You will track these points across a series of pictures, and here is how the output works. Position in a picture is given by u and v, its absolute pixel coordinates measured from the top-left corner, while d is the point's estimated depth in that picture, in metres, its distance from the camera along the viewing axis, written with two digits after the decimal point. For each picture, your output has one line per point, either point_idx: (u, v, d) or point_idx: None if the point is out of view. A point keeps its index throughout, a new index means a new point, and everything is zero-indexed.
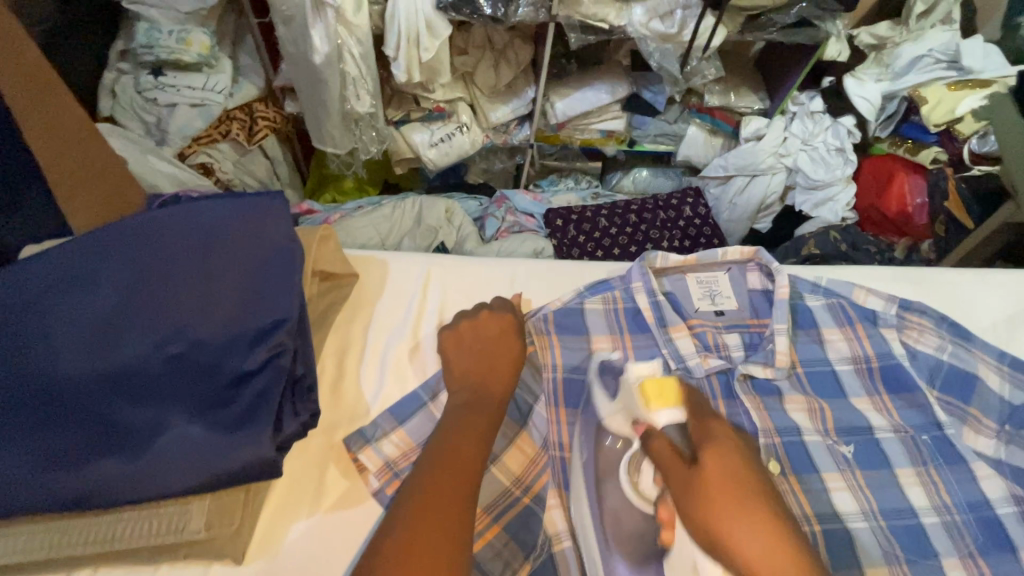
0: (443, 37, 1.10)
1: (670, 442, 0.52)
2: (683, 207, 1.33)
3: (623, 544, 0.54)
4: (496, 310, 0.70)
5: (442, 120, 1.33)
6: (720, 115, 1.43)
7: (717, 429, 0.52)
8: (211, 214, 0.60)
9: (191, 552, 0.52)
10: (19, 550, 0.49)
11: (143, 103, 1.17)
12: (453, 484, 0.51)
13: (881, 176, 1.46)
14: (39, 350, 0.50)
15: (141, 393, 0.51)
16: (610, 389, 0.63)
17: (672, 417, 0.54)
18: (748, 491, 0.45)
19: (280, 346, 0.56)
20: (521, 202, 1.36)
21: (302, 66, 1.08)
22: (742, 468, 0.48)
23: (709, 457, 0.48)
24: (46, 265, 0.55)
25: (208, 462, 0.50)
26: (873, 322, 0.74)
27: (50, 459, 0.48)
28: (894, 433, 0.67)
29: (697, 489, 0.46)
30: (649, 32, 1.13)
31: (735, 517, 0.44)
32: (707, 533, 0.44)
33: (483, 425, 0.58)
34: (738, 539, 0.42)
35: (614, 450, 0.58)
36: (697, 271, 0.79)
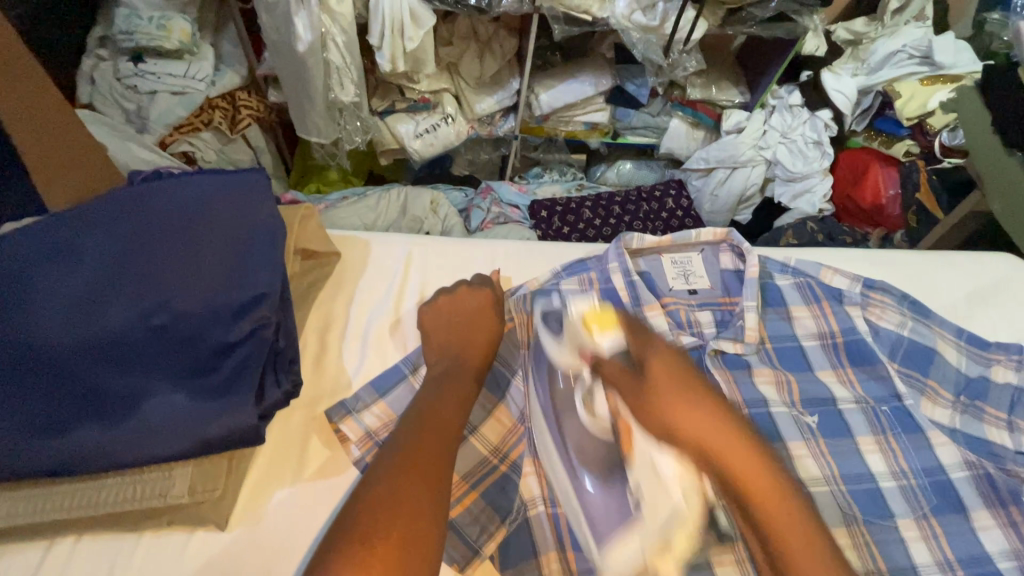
0: (428, 29, 1.11)
1: (619, 364, 0.59)
2: (665, 198, 1.35)
3: (588, 464, 0.58)
4: (474, 287, 0.72)
5: (426, 110, 1.34)
6: (702, 108, 1.45)
7: (656, 346, 0.62)
8: (194, 191, 0.61)
9: (175, 518, 0.53)
10: (3, 515, 0.50)
11: (122, 91, 1.16)
12: (432, 440, 0.54)
13: (857, 169, 1.49)
14: (23, 320, 0.51)
15: (124, 362, 0.52)
16: (553, 329, 0.67)
17: (615, 342, 0.61)
18: (686, 390, 0.57)
19: (263, 319, 0.57)
20: (506, 192, 1.37)
21: (285, 53, 1.09)
22: (677, 371, 0.59)
23: (654, 366, 0.59)
24: (28, 241, 0.56)
25: (191, 428, 0.51)
26: (838, 300, 0.77)
27: (32, 427, 0.49)
28: (856, 404, 0.70)
29: (648, 389, 0.57)
30: (631, 24, 1.15)
31: (681, 407, 0.56)
32: (661, 423, 0.54)
33: (463, 396, 0.61)
34: (683, 423, 0.54)
35: (568, 385, 0.62)
36: (671, 252, 0.81)
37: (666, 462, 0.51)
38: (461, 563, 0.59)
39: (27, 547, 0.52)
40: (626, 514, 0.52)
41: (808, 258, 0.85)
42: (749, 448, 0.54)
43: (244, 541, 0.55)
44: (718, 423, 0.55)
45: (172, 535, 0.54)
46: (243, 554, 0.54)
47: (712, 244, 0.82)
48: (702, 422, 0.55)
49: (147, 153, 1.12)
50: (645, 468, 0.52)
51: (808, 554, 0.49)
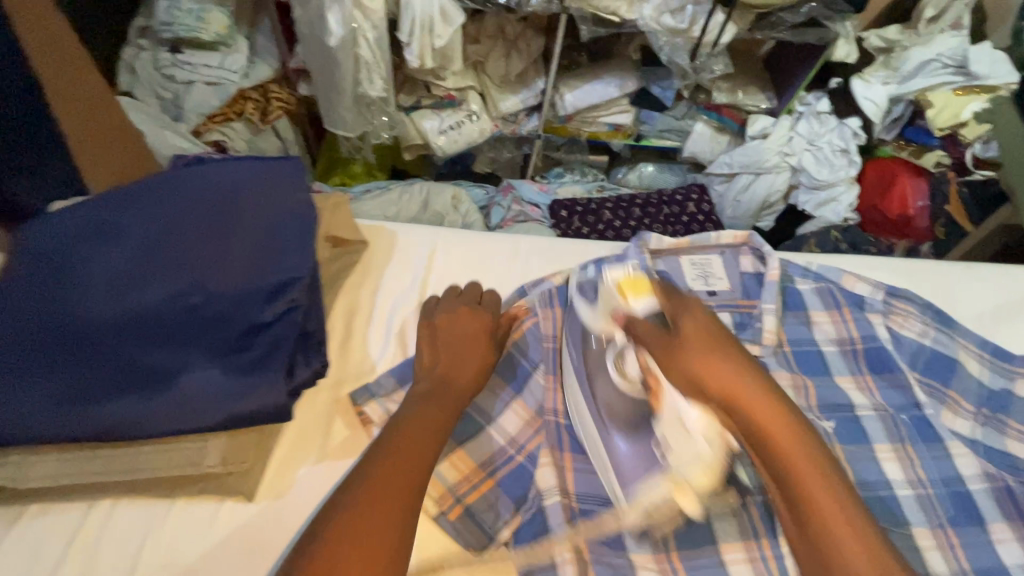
0: (457, 26, 1.13)
1: (650, 325, 0.63)
2: (687, 203, 1.35)
3: (620, 423, 0.64)
4: (477, 310, 0.70)
5: (452, 108, 1.36)
6: (727, 113, 1.47)
7: (690, 304, 0.65)
8: (230, 176, 0.63)
9: (206, 487, 0.56)
10: (49, 475, 0.53)
11: (161, 81, 1.21)
12: (404, 470, 0.51)
13: (885, 176, 1.48)
14: (71, 294, 0.54)
15: (160, 338, 0.54)
16: (591, 297, 0.71)
17: (650, 306, 0.65)
18: (715, 345, 0.60)
19: (295, 302, 0.59)
20: (527, 191, 1.39)
21: (316, 47, 1.12)
22: (709, 329, 0.63)
23: (685, 324, 0.62)
24: (76, 219, 0.59)
25: (226, 404, 0.53)
26: (859, 307, 0.77)
27: (77, 393, 0.51)
28: (875, 411, 0.70)
29: (680, 345, 0.60)
30: (660, 27, 1.16)
31: (705, 360, 0.59)
32: (687, 376, 0.59)
33: (440, 420, 0.58)
34: (710, 376, 0.58)
35: (599, 349, 0.68)
36: (691, 253, 0.80)
37: (694, 416, 0.56)
38: (477, 547, 0.61)
39: (67, 508, 0.55)
40: (652, 461, 0.60)
41: (830, 263, 0.85)
42: (775, 406, 0.57)
43: (269, 513, 0.57)
44: (744, 377, 0.58)
45: (201, 505, 0.56)
46: (268, 527, 0.56)
47: (733, 246, 0.81)
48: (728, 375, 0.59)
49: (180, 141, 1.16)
50: (673, 421, 0.57)
51: (814, 479, 0.53)
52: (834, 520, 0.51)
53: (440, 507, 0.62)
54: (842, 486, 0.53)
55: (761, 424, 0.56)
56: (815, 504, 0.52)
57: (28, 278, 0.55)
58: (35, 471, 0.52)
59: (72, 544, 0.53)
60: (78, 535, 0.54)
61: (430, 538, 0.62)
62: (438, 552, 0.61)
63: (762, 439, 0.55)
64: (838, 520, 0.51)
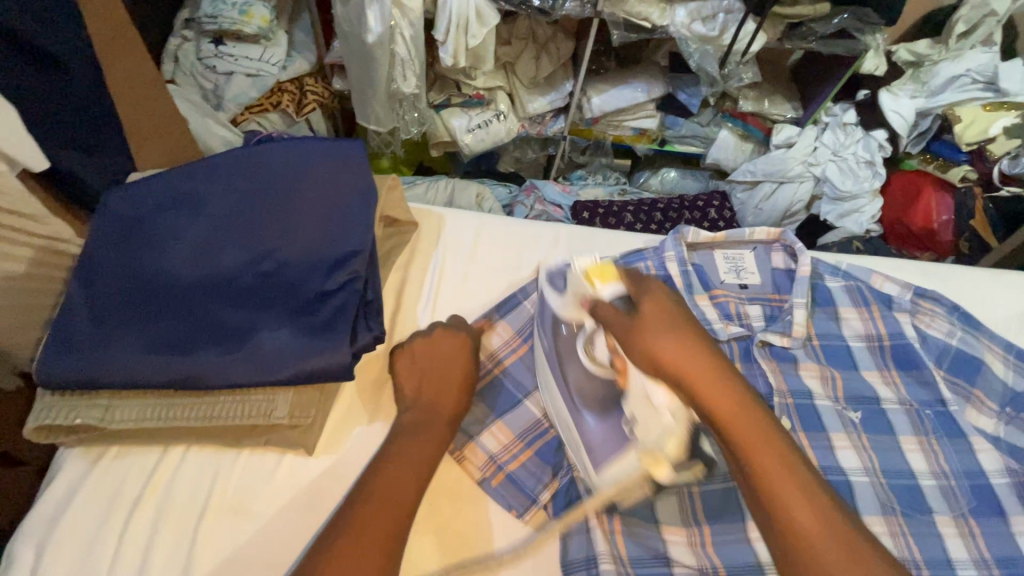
0: (492, 27, 1.16)
1: (613, 308, 0.62)
2: (708, 209, 1.37)
3: (589, 403, 0.66)
4: (451, 329, 0.70)
5: (480, 107, 1.41)
6: (753, 121, 1.49)
7: (654, 286, 0.63)
8: (297, 155, 0.68)
9: (271, 439, 0.60)
10: (133, 418, 0.56)
11: (202, 69, 1.27)
12: (381, 515, 0.51)
13: (909, 191, 1.50)
14: (159, 256, 0.60)
15: (237, 299, 0.59)
16: (558, 286, 0.71)
17: (616, 291, 0.64)
18: (670, 322, 0.59)
19: (355, 274, 0.63)
20: (550, 191, 1.42)
21: (355, 44, 1.16)
22: (668, 305, 0.61)
23: (647, 303, 0.61)
24: (157, 188, 0.65)
25: (295, 361, 0.57)
26: (888, 306, 0.79)
27: (165, 342, 0.56)
28: (900, 405, 0.72)
29: (639, 326, 0.59)
30: (690, 33, 1.19)
31: (667, 342, 0.58)
32: (644, 353, 0.58)
33: (421, 452, 0.59)
34: (664, 352, 0.57)
35: (570, 335, 0.70)
36: (725, 248, 0.83)
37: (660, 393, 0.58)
38: (519, 510, 0.65)
39: (143, 451, 0.60)
40: (623, 439, 0.61)
41: (859, 263, 0.87)
42: (733, 381, 0.55)
43: (327, 468, 0.61)
44: (702, 354, 0.57)
45: (266, 455, 0.60)
46: (328, 479, 0.60)
47: (765, 242, 0.83)
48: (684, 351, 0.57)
49: (221, 128, 1.21)
50: (640, 397, 0.60)
51: (771, 460, 0.51)
52: (793, 499, 0.49)
53: (483, 472, 0.66)
54: (790, 449, 0.52)
55: (714, 400, 0.54)
56: (772, 485, 0.50)
57: (119, 240, 0.61)
58: (122, 414, 0.56)
59: (148, 486, 0.58)
60: (154, 477, 0.58)
61: (471, 498, 0.66)
62: (479, 511, 0.65)
63: (717, 416, 0.54)
64: (794, 496, 0.50)
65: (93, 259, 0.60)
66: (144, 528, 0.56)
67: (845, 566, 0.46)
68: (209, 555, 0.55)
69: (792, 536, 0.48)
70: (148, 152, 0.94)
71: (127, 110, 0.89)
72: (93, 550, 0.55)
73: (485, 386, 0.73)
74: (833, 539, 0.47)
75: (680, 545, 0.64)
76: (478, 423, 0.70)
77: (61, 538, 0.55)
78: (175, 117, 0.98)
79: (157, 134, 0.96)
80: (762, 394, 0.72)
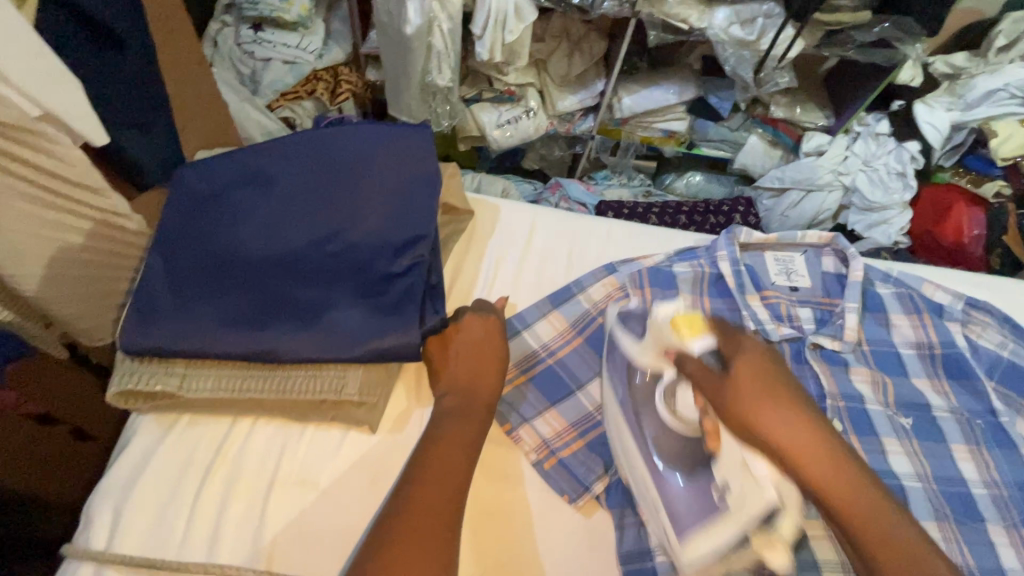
0: (530, 24, 1.16)
1: (705, 367, 0.62)
2: (733, 214, 1.36)
3: (671, 461, 0.63)
4: (480, 314, 0.71)
5: (510, 103, 1.40)
6: (783, 127, 1.49)
7: (747, 344, 0.63)
8: (360, 140, 0.69)
9: (338, 416, 0.63)
10: (209, 389, 0.59)
11: (241, 55, 1.29)
12: (439, 498, 0.53)
13: (939, 204, 1.48)
14: (231, 232, 0.62)
15: (307, 276, 0.61)
16: (636, 330, 0.70)
17: (707, 346, 0.63)
18: (767, 392, 0.59)
19: (419, 257, 0.64)
20: (575, 190, 1.42)
21: (393, 35, 1.16)
22: (760, 368, 0.62)
23: (740, 365, 0.61)
24: (225, 166, 0.67)
25: (367, 339, 0.58)
26: (939, 315, 0.79)
27: (240, 317, 0.58)
28: (951, 414, 0.72)
29: (733, 390, 0.60)
30: (728, 37, 1.18)
31: (762, 406, 0.59)
32: (743, 423, 0.58)
33: (466, 436, 0.60)
34: (771, 430, 0.57)
35: (646, 384, 0.68)
36: (776, 250, 0.84)
37: (761, 463, 0.54)
38: (571, 495, 0.67)
39: (214, 421, 0.64)
40: (712, 503, 0.57)
41: (909, 271, 0.87)
42: (836, 451, 0.57)
43: (388, 446, 0.64)
44: (802, 424, 0.58)
45: (331, 431, 0.64)
46: (391, 455, 0.63)
47: (816, 246, 0.84)
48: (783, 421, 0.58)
49: (262, 115, 1.23)
50: (736, 466, 0.56)
51: (879, 528, 0.54)
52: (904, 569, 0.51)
53: (537, 456, 0.69)
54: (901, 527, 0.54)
55: (817, 472, 0.56)
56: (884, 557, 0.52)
57: (192, 216, 0.63)
58: (197, 384, 0.59)
59: (219, 454, 0.62)
60: (224, 444, 0.62)
61: (528, 482, 0.68)
62: (537, 495, 0.67)
63: (821, 487, 0.55)
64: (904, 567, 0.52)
65: (169, 235, 0.63)
66: (216, 495, 0.60)
67: None
68: (279, 523, 0.58)
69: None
70: (193, 129, 0.97)
71: (177, 91, 0.91)
72: (167, 514, 0.58)
73: (539, 375, 0.75)
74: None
75: None
76: (533, 408, 0.72)
77: (137, 503, 0.59)
78: (216, 98, 1.01)
79: (201, 116, 0.98)
80: (813, 396, 0.72)
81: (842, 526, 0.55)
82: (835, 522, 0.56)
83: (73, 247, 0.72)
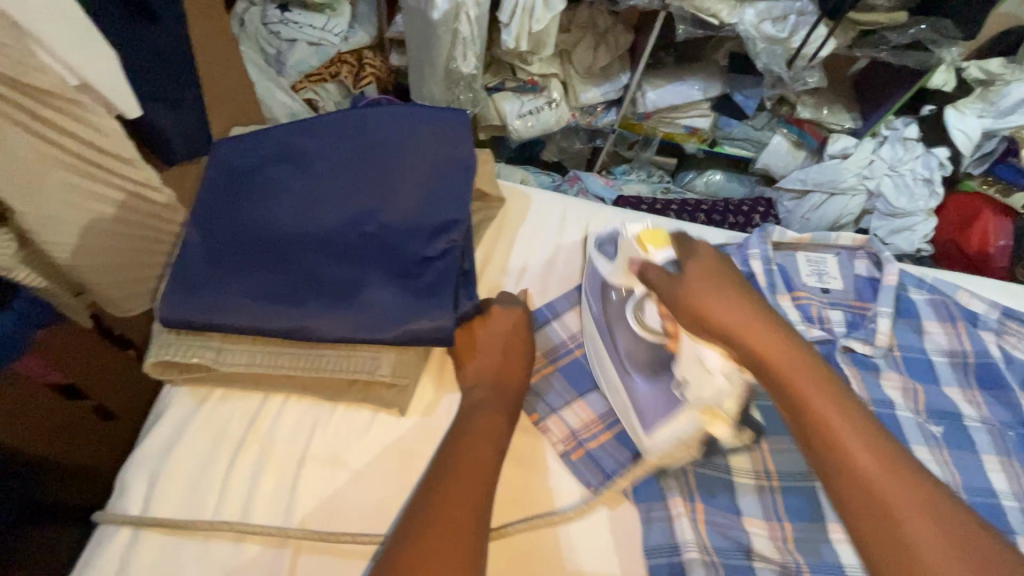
0: (557, 12, 1.13)
1: (663, 271, 0.64)
2: (753, 214, 1.35)
3: (640, 366, 0.70)
4: (506, 307, 0.72)
5: (533, 93, 1.39)
6: (808, 128, 1.47)
7: (704, 251, 0.65)
8: (395, 123, 0.68)
9: (369, 398, 0.65)
10: (246, 362, 0.61)
11: (267, 35, 1.29)
12: (466, 490, 0.53)
13: (965, 212, 1.45)
14: (268, 210, 0.63)
15: (344, 257, 0.62)
16: (608, 253, 0.74)
17: (668, 254, 0.65)
18: (714, 280, 0.61)
19: (453, 242, 0.63)
20: (593, 183, 1.41)
21: (418, 18, 1.15)
22: (712, 263, 0.64)
23: (693, 268, 0.63)
24: (263, 143, 0.68)
25: (402, 319, 0.58)
26: (974, 324, 0.78)
27: (279, 295, 0.59)
28: (982, 424, 0.71)
29: (683, 286, 0.62)
30: (759, 34, 1.16)
31: (713, 298, 0.60)
32: (692, 315, 0.61)
33: (495, 425, 0.61)
34: (717, 314, 0.60)
35: (620, 301, 0.72)
36: (809, 250, 0.83)
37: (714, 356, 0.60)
38: (595, 485, 0.67)
39: (247, 396, 0.66)
40: (672, 398, 0.65)
41: (943, 277, 0.86)
42: (786, 337, 0.59)
43: (418, 429, 0.66)
44: (752, 317, 0.60)
45: (360, 411, 0.66)
46: (420, 437, 0.65)
47: (849, 248, 0.83)
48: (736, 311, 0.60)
49: (285, 97, 1.24)
50: (692, 362, 0.62)
51: (823, 402, 0.56)
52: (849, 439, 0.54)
53: (565, 448, 0.70)
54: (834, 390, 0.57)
55: (766, 354, 0.58)
56: (831, 429, 0.55)
57: (231, 191, 0.65)
58: (234, 357, 0.61)
59: (252, 429, 0.64)
60: (258, 417, 0.65)
61: (556, 474, 0.69)
62: (562, 485, 0.68)
63: (766, 367, 0.58)
64: (853, 439, 0.54)
65: (205, 210, 0.64)
66: (248, 468, 0.62)
67: (901, 502, 0.51)
68: (310, 497, 0.61)
69: (865, 494, 0.52)
70: (221, 107, 0.97)
71: (206, 69, 0.91)
72: (200, 485, 0.61)
73: (566, 364, 0.77)
74: (890, 474, 0.52)
75: (762, 536, 0.66)
76: (559, 399, 0.73)
77: (170, 471, 0.62)
78: (242, 77, 1.01)
79: (228, 94, 0.98)
80: None
81: (791, 408, 0.57)
82: (784, 406, 0.58)
83: (105, 218, 0.72)
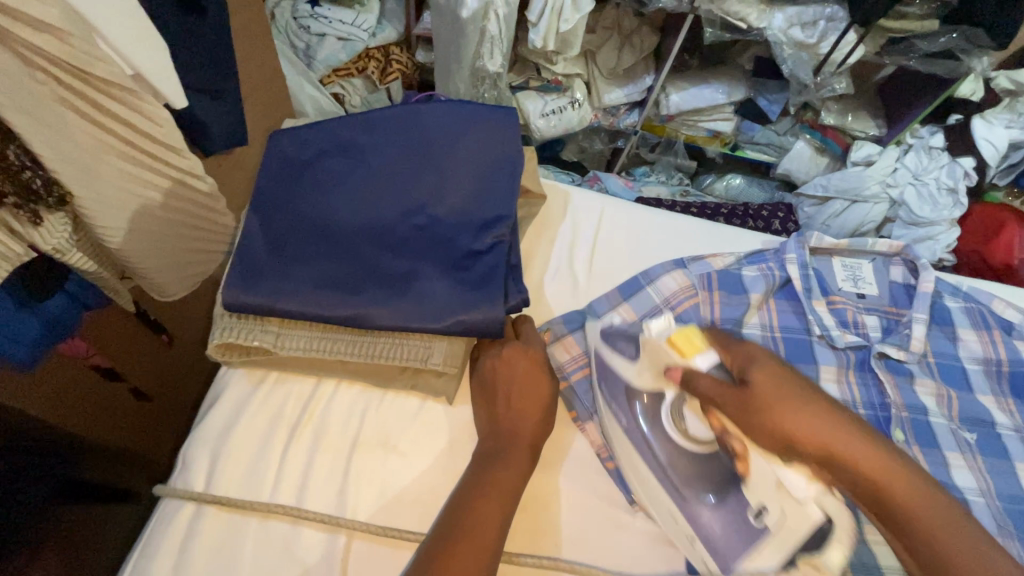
0: (586, 12, 1.14)
1: (717, 380, 0.61)
2: (773, 219, 1.36)
3: (690, 484, 0.65)
4: (523, 346, 0.72)
5: (557, 92, 1.40)
6: (832, 134, 1.45)
7: (754, 353, 0.62)
8: (445, 121, 0.71)
9: (419, 386, 0.70)
10: (304, 346, 0.65)
11: (296, 29, 1.30)
12: (462, 558, 0.52)
13: (990, 224, 1.40)
14: (326, 203, 0.66)
15: (398, 249, 0.64)
16: (627, 351, 0.72)
17: (710, 359, 0.63)
18: (788, 389, 0.57)
19: (501, 237, 0.66)
20: (612, 185, 1.42)
21: (450, 16, 1.16)
22: (777, 374, 0.60)
23: (754, 377, 0.59)
24: (323, 138, 0.71)
25: (451, 310, 0.61)
26: (1008, 332, 0.78)
27: (335, 283, 0.62)
28: (1015, 431, 0.72)
29: (754, 401, 0.58)
30: (787, 39, 1.16)
31: (788, 413, 0.56)
32: (773, 436, 0.57)
33: (505, 481, 0.60)
34: (796, 429, 0.56)
35: (650, 406, 0.69)
36: (844, 255, 0.84)
37: (794, 476, 0.56)
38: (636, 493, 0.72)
39: (304, 379, 0.71)
40: (750, 529, 0.60)
41: (977, 286, 0.86)
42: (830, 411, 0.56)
43: (463, 419, 0.71)
44: (819, 420, 0.56)
45: (409, 399, 0.71)
46: (463, 429, 0.70)
47: (885, 255, 0.85)
48: (799, 413, 0.56)
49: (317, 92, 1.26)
50: (769, 483, 0.58)
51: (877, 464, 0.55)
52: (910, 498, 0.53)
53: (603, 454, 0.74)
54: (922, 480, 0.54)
55: (835, 448, 0.55)
56: (889, 487, 0.54)
57: (293, 180, 0.69)
58: (296, 342, 0.65)
59: (306, 412, 0.70)
60: (312, 399, 0.70)
61: (595, 463, 0.74)
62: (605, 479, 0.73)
63: (829, 456, 0.55)
64: (913, 496, 0.53)
65: (268, 201, 0.67)
66: (304, 448, 0.68)
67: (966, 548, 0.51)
68: (361, 478, 0.66)
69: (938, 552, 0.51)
70: (258, 98, 0.99)
71: (246, 60, 0.93)
72: (259, 466, 0.66)
73: None
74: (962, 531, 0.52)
75: None
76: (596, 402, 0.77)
77: (230, 452, 0.67)
78: (276, 69, 1.03)
79: (264, 85, 1.00)
80: (875, 404, 0.74)
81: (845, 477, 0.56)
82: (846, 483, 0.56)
83: (154, 204, 0.69)
